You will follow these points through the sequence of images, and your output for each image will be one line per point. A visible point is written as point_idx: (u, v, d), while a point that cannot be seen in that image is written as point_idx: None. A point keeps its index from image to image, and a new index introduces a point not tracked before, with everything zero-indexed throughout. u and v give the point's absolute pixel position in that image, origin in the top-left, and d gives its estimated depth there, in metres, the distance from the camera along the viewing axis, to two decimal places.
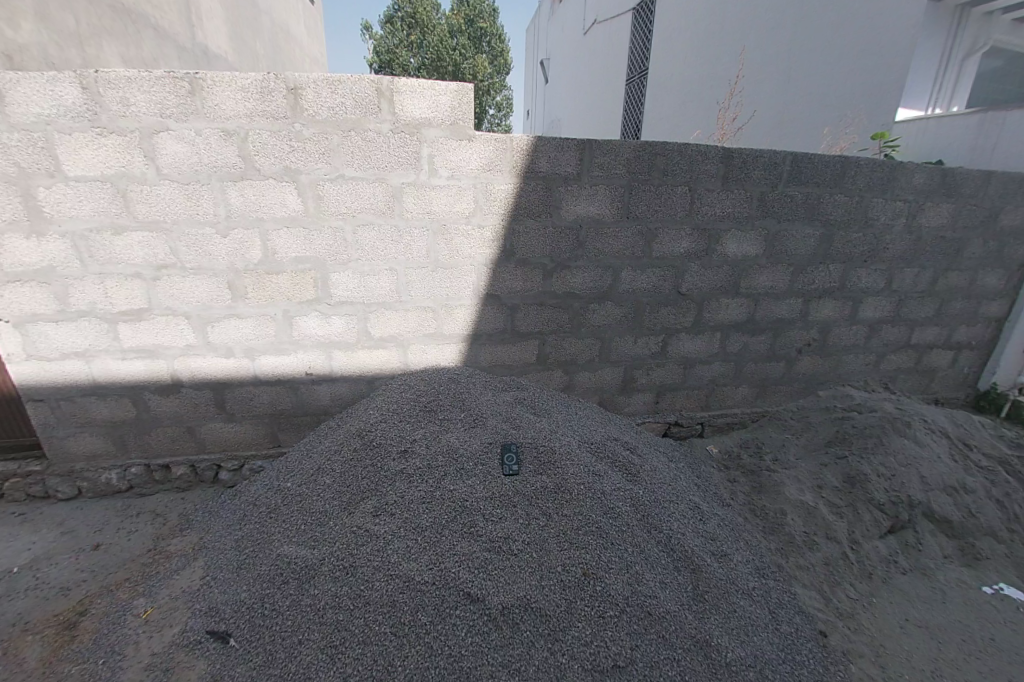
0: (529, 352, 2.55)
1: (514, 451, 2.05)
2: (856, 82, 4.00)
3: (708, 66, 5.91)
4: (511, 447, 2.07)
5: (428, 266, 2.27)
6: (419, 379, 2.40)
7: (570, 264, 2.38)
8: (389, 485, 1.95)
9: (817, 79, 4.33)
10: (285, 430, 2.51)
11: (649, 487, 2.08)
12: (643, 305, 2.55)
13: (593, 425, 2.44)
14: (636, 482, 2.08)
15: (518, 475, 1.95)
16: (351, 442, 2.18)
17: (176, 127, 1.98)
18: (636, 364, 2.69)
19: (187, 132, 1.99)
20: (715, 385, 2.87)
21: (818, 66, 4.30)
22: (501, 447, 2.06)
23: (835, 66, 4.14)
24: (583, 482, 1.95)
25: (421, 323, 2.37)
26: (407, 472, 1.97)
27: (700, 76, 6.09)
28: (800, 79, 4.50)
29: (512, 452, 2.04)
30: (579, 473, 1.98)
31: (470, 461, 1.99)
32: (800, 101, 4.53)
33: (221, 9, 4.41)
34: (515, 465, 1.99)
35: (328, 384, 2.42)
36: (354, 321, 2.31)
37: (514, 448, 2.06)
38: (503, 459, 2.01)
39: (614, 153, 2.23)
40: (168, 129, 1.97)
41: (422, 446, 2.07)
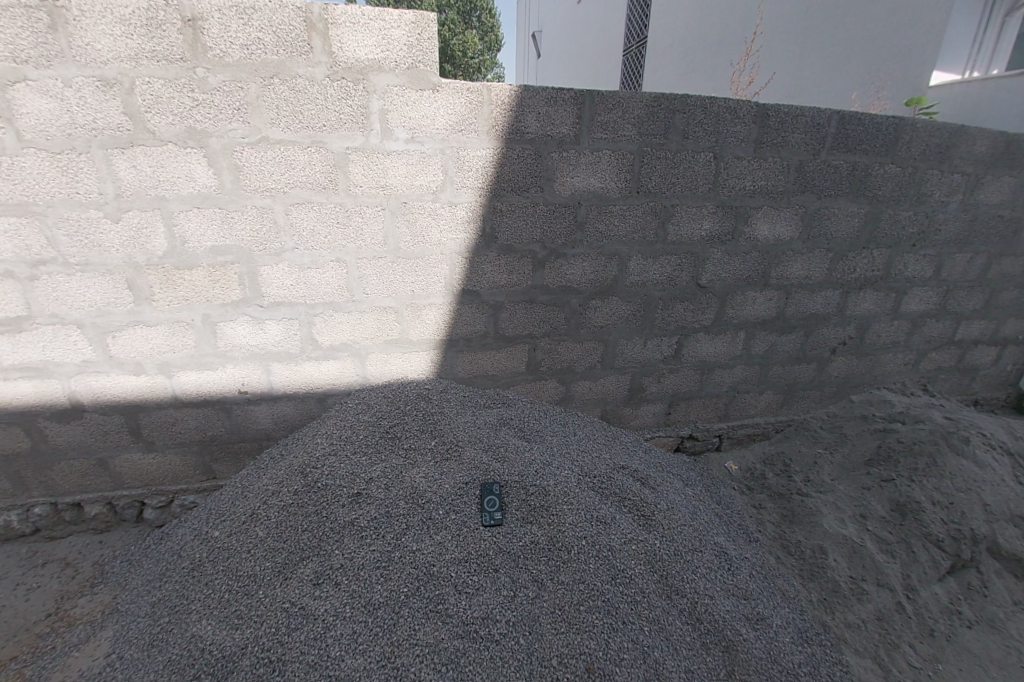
0: (517, 359, 2.09)
1: (497, 492, 1.61)
2: (888, 29, 3.40)
3: (718, 24, 5.30)
4: (494, 486, 1.62)
5: (386, 256, 1.79)
6: (380, 396, 1.94)
7: (566, 251, 1.91)
8: (335, 542, 1.51)
9: (844, 30, 3.73)
10: (219, 459, 2.06)
11: (668, 532, 1.66)
12: (655, 301, 2.08)
13: (597, 448, 1.99)
14: (653, 528, 1.64)
15: (501, 527, 1.52)
16: (291, 482, 1.72)
17: (33, 75, 1.45)
18: (645, 371, 2.23)
19: (52, 83, 1.46)
20: (737, 393, 2.43)
21: (846, 14, 3.70)
22: (480, 487, 1.62)
23: (868, 12, 3.54)
24: (585, 535, 1.52)
25: (380, 328, 1.90)
26: (359, 526, 1.53)
27: (708, 35, 5.46)
28: (823, 30, 3.91)
29: (494, 494, 1.59)
30: (581, 522, 1.55)
31: (439, 509, 1.55)
32: (823, 57, 3.94)
33: None
34: (497, 513, 1.55)
35: (268, 404, 1.96)
36: (295, 327, 1.83)
37: (498, 488, 1.62)
38: (483, 504, 1.57)
39: (622, 108, 1.74)
40: (25, 78, 1.45)
41: (380, 489, 1.62)
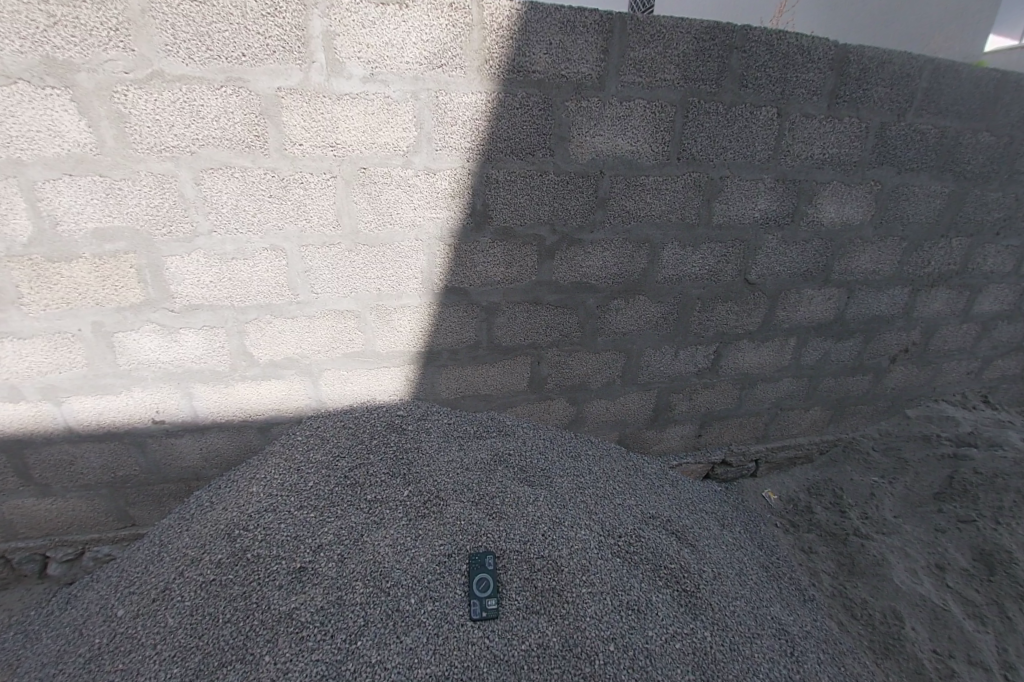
0: (514, 375, 1.57)
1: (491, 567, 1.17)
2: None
3: None
4: (487, 559, 1.18)
5: (342, 243, 1.29)
6: (337, 426, 1.46)
7: (582, 234, 1.42)
8: (261, 645, 1.07)
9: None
10: (137, 504, 1.59)
11: (719, 614, 1.24)
12: (692, 301, 1.62)
13: (623, 490, 1.52)
14: (701, 612, 1.22)
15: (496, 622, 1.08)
16: (214, 548, 1.28)
17: None
18: (674, 386, 1.75)
19: None
20: (781, 410, 2.01)
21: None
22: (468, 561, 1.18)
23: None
24: (610, 634, 1.09)
25: (339, 339, 1.39)
26: (301, 621, 1.10)
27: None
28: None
29: (486, 573, 1.15)
30: (605, 614, 1.13)
31: (412, 598, 1.12)
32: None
33: None
34: (493, 600, 1.11)
35: (193, 437, 1.49)
36: (220, 337, 1.34)
37: (493, 562, 1.17)
38: (471, 587, 1.13)
39: (663, 39, 1.26)
40: None
41: (331, 565, 1.19)
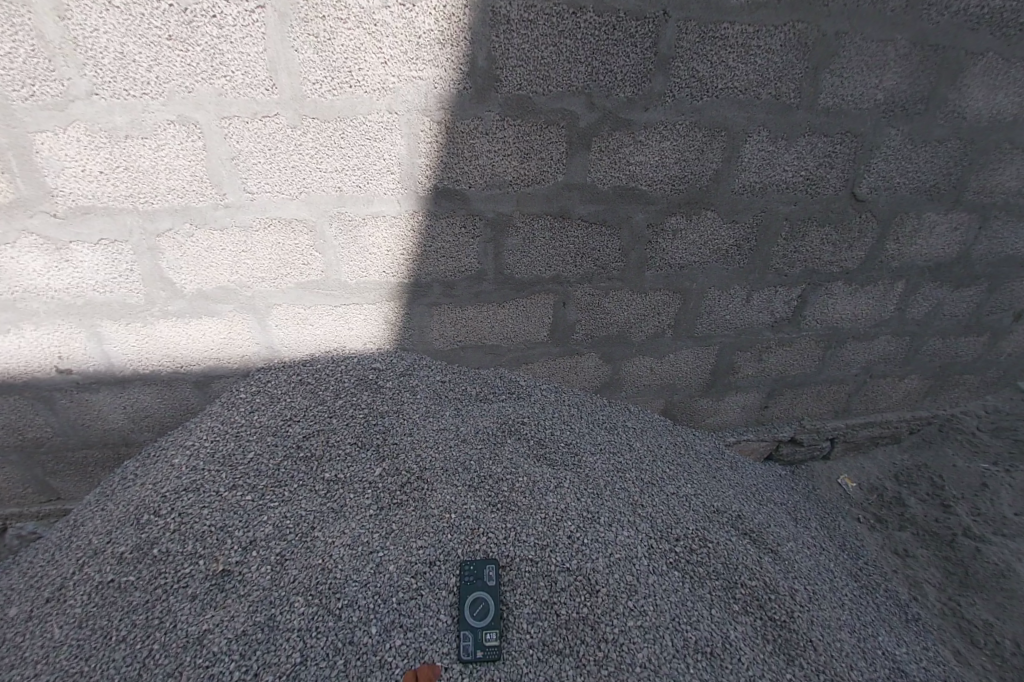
0: (529, 320, 1.16)
1: (491, 582, 0.78)
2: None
3: None
4: (486, 570, 0.79)
5: (281, 117, 0.88)
6: (291, 378, 1.09)
7: (631, 113, 0.98)
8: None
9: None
10: (60, 473, 1.25)
11: (830, 660, 0.85)
12: (777, 221, 1.17)
13: (676, 475, 1.12)
14: (806, 660, 0.82)
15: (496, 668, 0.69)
16: (118, 537, 0.93)
17: None
18: (741, 341, 1.33)
19: None
20: (870, 377, 1.57)
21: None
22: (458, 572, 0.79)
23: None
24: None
25: (283, 262, 1.00)
26: (211, 651, 0.73)
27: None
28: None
29: (484, 591, 0.77)
30: (666, 664, 0.73)
31: (369, 625, 0.74)
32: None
33: None
34: (491, 633, 0.72)
35: (113, 393, 1.14)
36: (126, 254, 0.98)
37: (496, 575, 0.79)
38: (462, 610, 0.74)
39: None
40: None
41: (263, 570, 0.82)
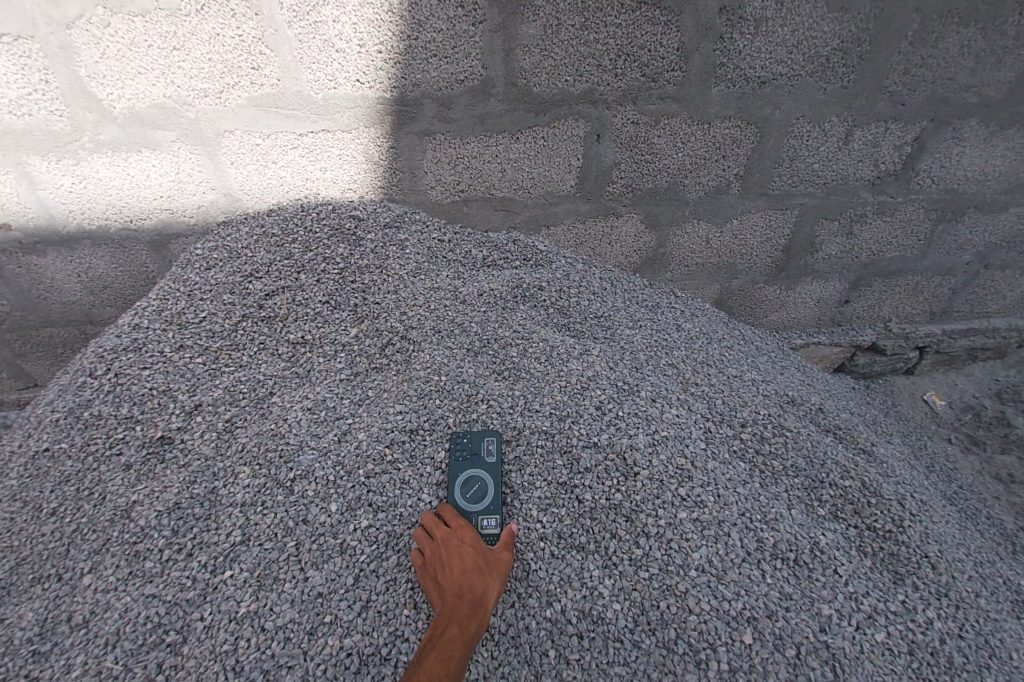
0: (553, 161, 0.89)
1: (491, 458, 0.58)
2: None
3: None
4: (485, 445, 0.60)
5: None
6: (256, 231, 0.86)
7: None
8: (69, 561, 0.56)
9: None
10: (30, 358, 1.10)
11: (961, 583, 0.60)
12: (909, 10, 0.82)
13: (736, 360, 0.88)
14: (923, 580, 0.58)
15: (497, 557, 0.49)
16: (60, 397, 0.73)
17: None
18: (831, 204, 1.01)
19: None
20: (987, 268, 1.23)
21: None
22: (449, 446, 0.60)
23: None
24: (746, 608, 0.49)
25: (224, 62, 0.76)
26: (143, 524, 0.57)
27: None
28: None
29: (481, 468, 0.57)
30: (732, 569, 0.52)
31: (330, 501, 0.57)
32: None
33: None
34: (491, 518, 0.53)
35: (56, 257, 0.95)
36: (26, 49, 0.73)
37: (498, 449, 0.59)
38: (452, 489, 0.56)
39: None
40: None
41: (206, 438, 0.65)
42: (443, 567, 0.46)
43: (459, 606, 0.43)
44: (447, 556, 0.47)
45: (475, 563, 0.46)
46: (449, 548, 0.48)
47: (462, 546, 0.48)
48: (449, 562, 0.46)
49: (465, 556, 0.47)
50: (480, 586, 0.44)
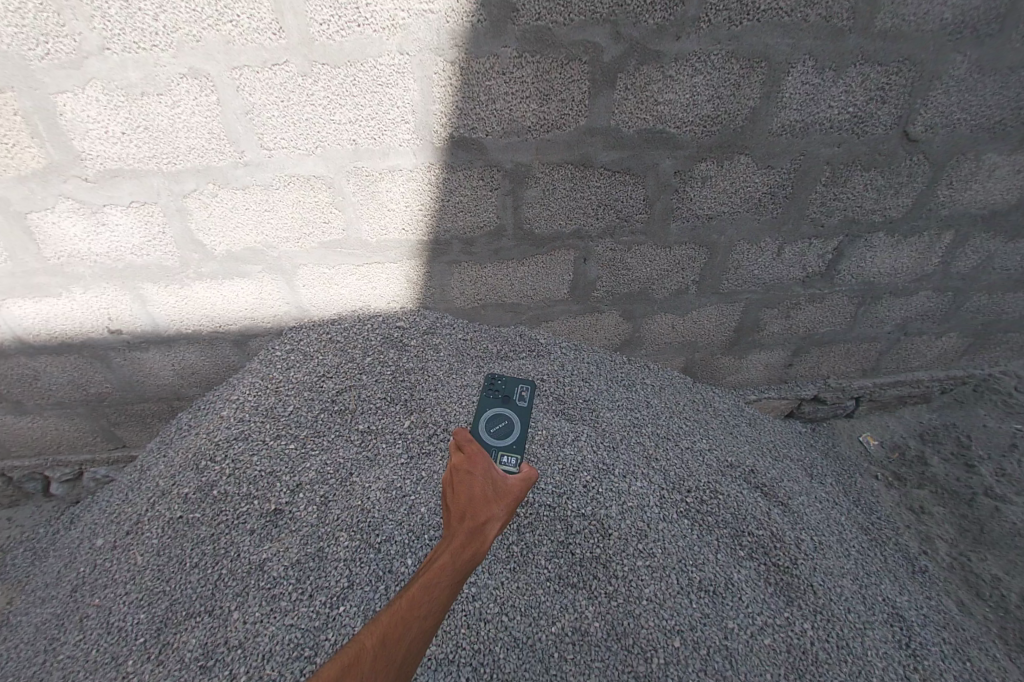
0: (550, 278, 1.16)
1: (521, 400, 0.89)
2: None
3: None
4: (519, 390, 0.90)
5: (290, 64, 0.84)
6: (320, 340, 1.16)
7: (660, 41, 0.87)
8: (215, 601, 0.85)
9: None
10: (123, 425, 1.42)
11: (832, 602, 0.88)
12: (817, 166, 1.09)
13: (691, 432, 1.18)
14: (803, 602, 0.86)
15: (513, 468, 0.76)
16: (184, 478, 1.06)
17: None
18: (769, 297, 1.30)
19: None
20: (905, 335, 1.53)
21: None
22: (486, 385, 0.92)
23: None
24: (676, 623, 0.77)
25: (305, 217, 1.01)
26: (273, 574, 0.85)
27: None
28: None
29: (512, 407, 0.88)
30: (670, 598, 0.79)
31: (407, 554, 0.84)
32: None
33: None
34: (512, 451, 0.79)
35: (161, 352, 1.25)
36: (150, 217, 1.01)
37: (528, 395, 0.90)
38: (487, 410, 0.87)
39: None
40: None
41: (309, 509, 0.92)
42: (459, 493, 0.64)
43: (459, 534, 0.58)
44: (462, 489, 0.65)
45: (484, 502, 0.63)
46: (464, 481, 0.66)
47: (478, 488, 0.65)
48: (461, 493, 0.64)
49: (473, 492, 0.65)
50: (480, 519, 0.59)
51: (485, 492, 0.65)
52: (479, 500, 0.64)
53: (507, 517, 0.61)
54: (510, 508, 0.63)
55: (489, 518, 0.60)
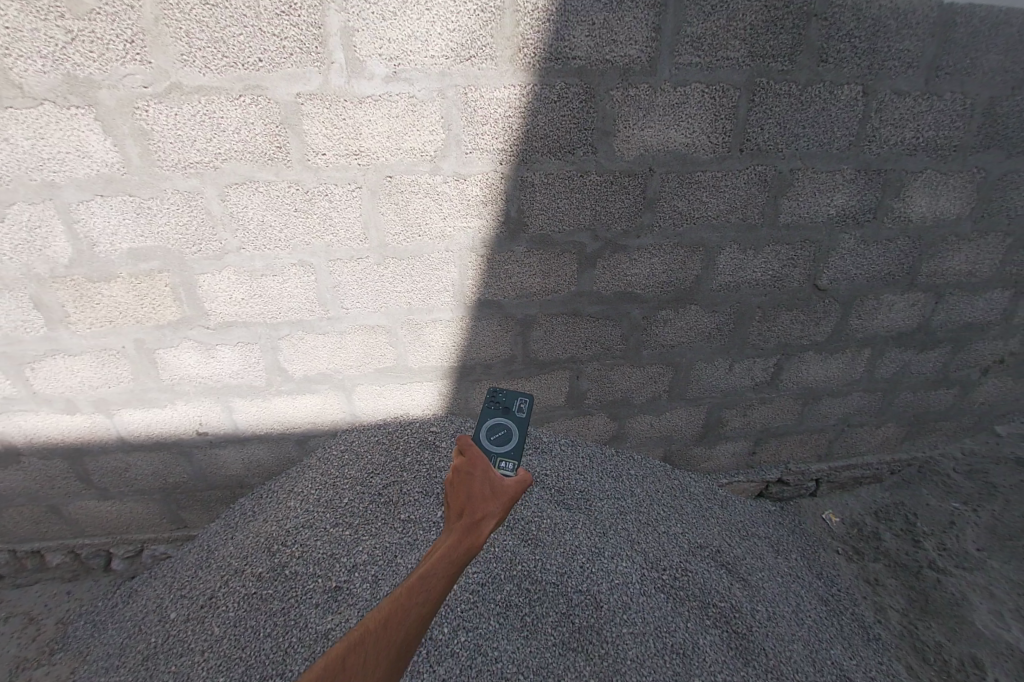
0: (551, 390, 1.49)
1: (518, 409, 1.17)
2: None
3: None
4: (518, 403, 1.18)
5: (371, 257, 1.23)
6: (370, 441, 1.49)
7: (626, 239, 1.28)
8: (286, 664, 1.09)
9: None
10: (188, 509, 1.66)
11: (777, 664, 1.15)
12: (750, 310, 1.46)
13: (668, 515, 1.47)
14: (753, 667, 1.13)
15: (512, 468, 1.04)
16: (256, 559, 1.32)
17: None
18: (727, 401, 1.63)
19: None
20: (849, 426, 1.84)
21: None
22: (489, 397, 1.19)
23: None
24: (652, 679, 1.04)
25: (368, 354, 1.39)
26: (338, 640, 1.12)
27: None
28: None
29: (511, 417, 1.15)
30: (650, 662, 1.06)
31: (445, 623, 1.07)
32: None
33: None
34: (508, 457, 1.07)
35: (235, 448, 1.54)
36: (252, 352, 1.36)
37: (524, 408, 1.17)
38: (492, 421, 1.14)
39: (727, 9, 1.05)
40: None
41: (364, 586, 1.20)
42: (462, 491, 0.93)
43: (461, 524, 0.85)
44: (465, 488, 0.94)
45: (483, 498, 0.92)
46: (466, 482, 0.95)
47: (477, 486, 0.94)
48: (464, 491, 0.93)
49: (474, 492, 0.93)
50: (477, 513, 0.88)
51: (484, 490, 0.94)
52: (478, 496, 0.93)
53: (500, 510, 0.91)
54: (504, 501, 0.93)
55: (486, 510, 0.89)
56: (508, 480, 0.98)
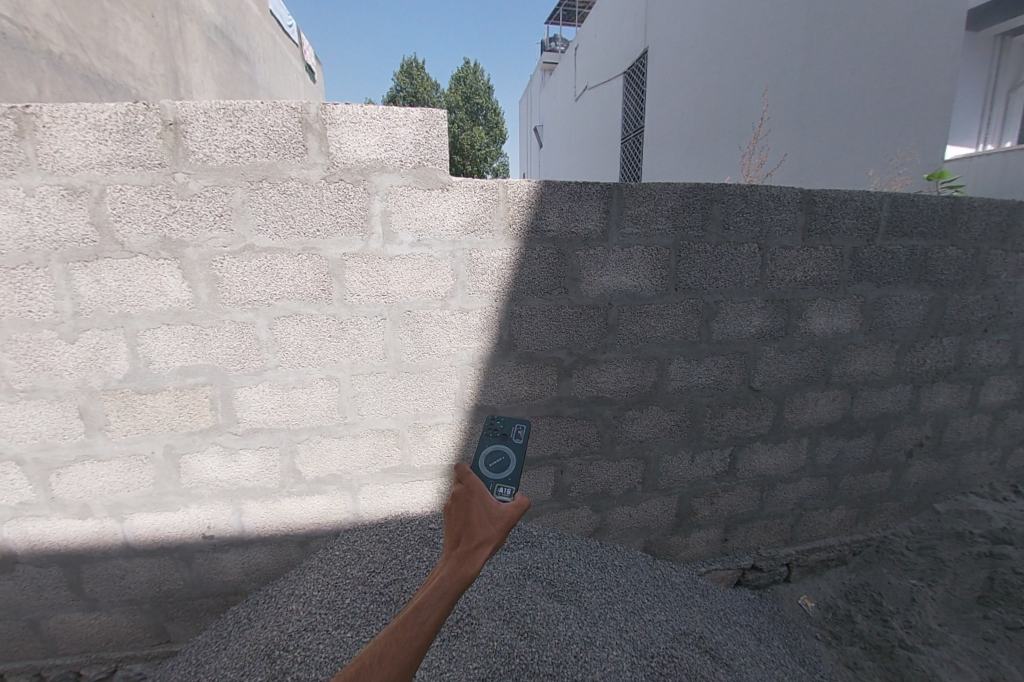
0: (540, 485, 1.68)
1: (515, 436, 1.33)
2: (899, 95, 2.96)
3: (698, 105, 5.36)
4: (517, 429, 1.36)
5: (387, 372, 1.49)
6: (372, 541, 1.60)
7: (595, 356, 1.60)
8: None
9: (844, 98, 3.38)
10: (175, 620, 1.64)
11: None
12: (702, 408, 1.75)
13: (652, 604, 1.62)
14: None
15: (509, 491, 1.15)
16: (253, 670, 1.37)
17: (28, 181, 1.24)
18: (693, 490, 1.84)
19: (30, 201, 1.25)
20: (805, 511, 2.04)
21: (848, 75, 3.33)
22: (488, 427, 1.34)
23: (875, 69, 3.11)
24: None
25: (376, 455, 1.57)
26: None
27: (703, 102, 5.25)
28: (821, 99, 3.59)
29: (510, 444, 1.29)
30: None
31: None
32: (822, 134, 3.57)
33: (193, 70, 3.87)
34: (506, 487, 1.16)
35: (236, 550, 1.60)
36: (272, 455, 1.52)
37: (521, 434, 1.35)
38: (487, 447, 1.28)
39: (653, 200, 1.51)
40: (15, 185, 1.24)
41: None
42: (459, 519, 0.90)
43: (459, 551, 0.83)
44: (463, 516, 0.90)
45: (479, 524, 0.88)
46: (461, 511, 0.91)
47: (475, 514, 0.90)
48: (459, 518, 0.90)
49: (469, 518, 0.89)
50: (476, 544, 0.84)
51: (484, 517, 0.90)
52: (476, 523, 0.89)
53: (498, 536, 0.87)
54: (502, 527, 0.89)
55: (482, 537, 0.86)
56: (504, 505, 0.94)
